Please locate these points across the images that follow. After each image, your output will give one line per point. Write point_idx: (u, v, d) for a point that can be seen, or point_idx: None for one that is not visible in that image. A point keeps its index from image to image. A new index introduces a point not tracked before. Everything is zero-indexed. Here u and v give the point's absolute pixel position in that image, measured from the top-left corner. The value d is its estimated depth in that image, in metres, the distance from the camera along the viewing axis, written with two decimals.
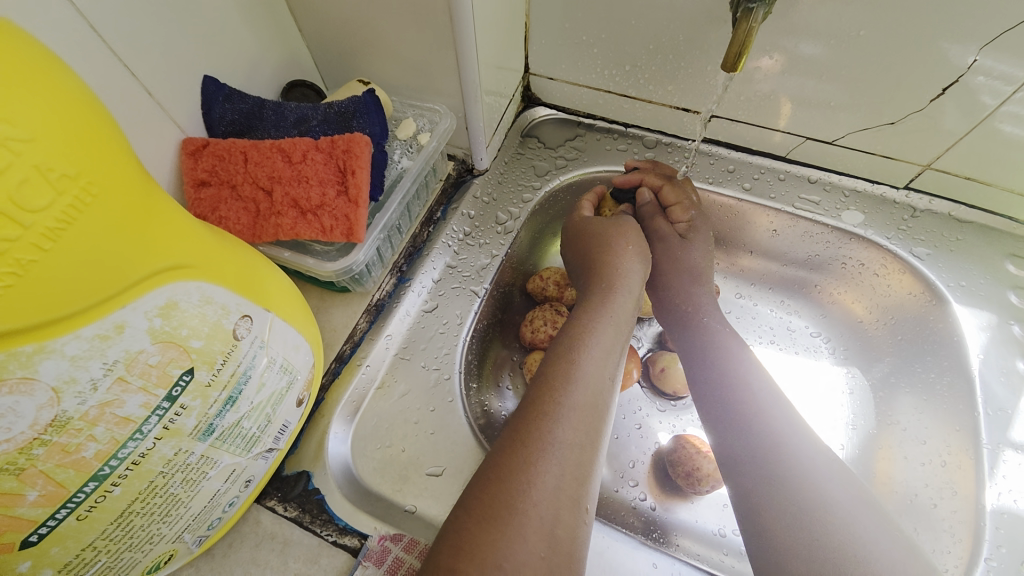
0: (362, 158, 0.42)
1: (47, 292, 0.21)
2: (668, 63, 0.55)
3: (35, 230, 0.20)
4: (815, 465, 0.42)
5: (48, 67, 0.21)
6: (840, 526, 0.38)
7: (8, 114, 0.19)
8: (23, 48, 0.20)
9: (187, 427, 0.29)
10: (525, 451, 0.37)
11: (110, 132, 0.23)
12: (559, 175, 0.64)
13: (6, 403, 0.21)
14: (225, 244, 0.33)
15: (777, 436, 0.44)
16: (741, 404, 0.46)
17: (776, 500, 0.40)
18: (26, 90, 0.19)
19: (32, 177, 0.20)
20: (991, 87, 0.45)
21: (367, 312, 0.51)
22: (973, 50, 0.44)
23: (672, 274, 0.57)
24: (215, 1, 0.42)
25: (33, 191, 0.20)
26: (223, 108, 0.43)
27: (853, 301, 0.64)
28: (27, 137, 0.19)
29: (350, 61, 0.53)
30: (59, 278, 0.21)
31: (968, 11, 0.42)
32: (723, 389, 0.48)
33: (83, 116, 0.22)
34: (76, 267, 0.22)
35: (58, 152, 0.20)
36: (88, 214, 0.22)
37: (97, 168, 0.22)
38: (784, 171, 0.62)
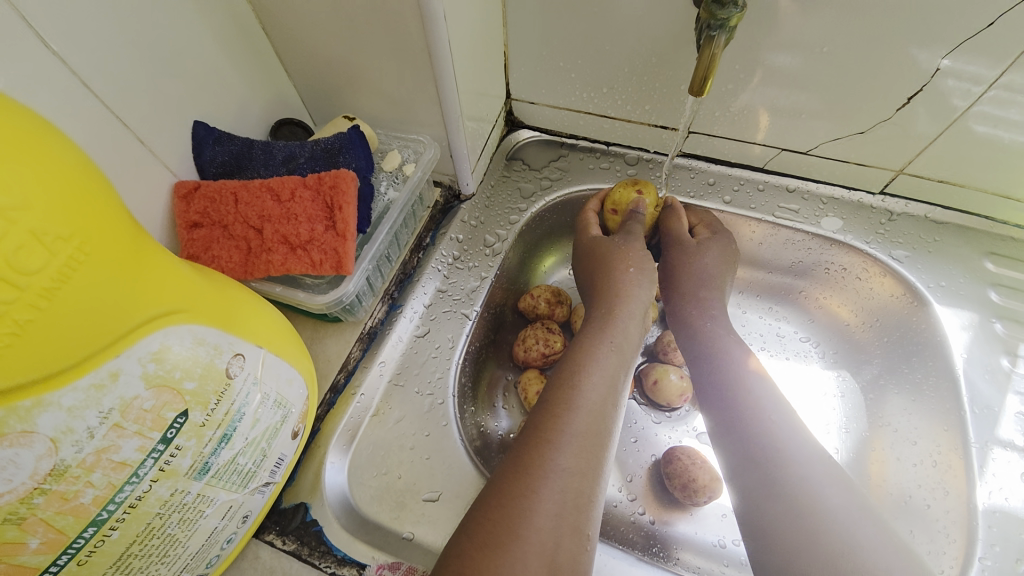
0: (349, 194, 0.43)
1: (43, 348, 0.22)
2: (644, 83, 0.58)
3: (31, 291, 0.21)
4: (809, 470, 0.42)
5: (41, 136, 0.22)
6: (833, 535, 0.38)
7: (5, 184, 0.20)
8: (18, 122, 0.21)
9: (183, 467, 0.30)
10: (528, 478, 0.38)
11: (101, 191, 0.24)
12: (545, 196, 0.66)
13: (6, 455, 0.22)
14: (214, 285, 0.34)
15: (778, 441, 0.44)
16: (744, 412, 0.47)
17: (775, 509, 0.41)
18: (18, 161, 0.20)
19: (32, 242, 0.21)
20: (961, 89, 0.47)
21: (360, 340, 0.52)
22: (941, 55, 0.45)
23: (682, 282, 0.58)
24: (202, 49, 0.44)
25: (29, 255, 0.20)
26: (213, 150, 0.45)
27: (839, 306, 0.65)
28: (21, 205, 0.20)
29: (336, 97, 0.54)
30: (55, 334, 0.22)
31: (926, 21, 0.44)
32: (726, 398, 0.49)
33: (75, 180, 0.23)
34: (70, 323, 0.23)
35: (53, 216, 0.21)
36: (81, 272, 0.23)
37: (90, 228, 0.23)
38: (763, 182, 0.63)
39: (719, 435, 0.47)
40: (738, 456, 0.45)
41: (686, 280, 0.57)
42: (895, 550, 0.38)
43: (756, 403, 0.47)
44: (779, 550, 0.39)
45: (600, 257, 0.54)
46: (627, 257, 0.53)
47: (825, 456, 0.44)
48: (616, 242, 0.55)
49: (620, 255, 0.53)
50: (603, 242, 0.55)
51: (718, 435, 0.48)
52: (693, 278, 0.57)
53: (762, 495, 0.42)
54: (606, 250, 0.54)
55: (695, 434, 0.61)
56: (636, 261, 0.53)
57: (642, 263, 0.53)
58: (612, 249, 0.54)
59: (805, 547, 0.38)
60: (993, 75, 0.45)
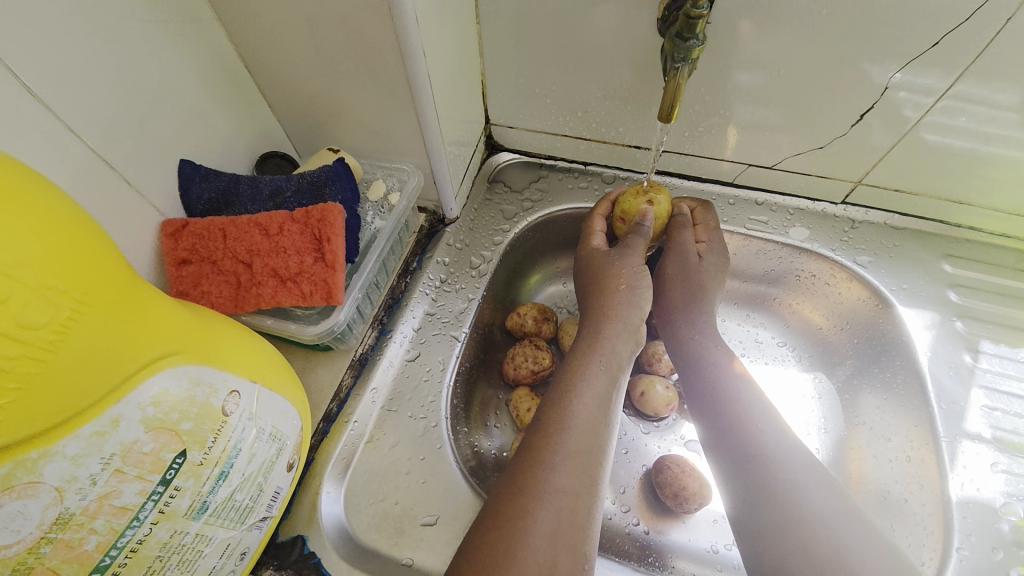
0: (337, 226, 0.44)
1: (50, 400, 0.22)
2: (616, 107, 0.60)
3: (37, 344, 0.21)
4: (799, 479, 0.44)
5: (37, 194, 0.22)
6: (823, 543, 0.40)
7: (8, 245, 0.20)
8: (13, 183, 0.22)
9: (182, 508, 0.30)
10: (522, 499, 0.38)
11: (99, 241, 0.25)
12: (527, 216, 0.68)
13: (14, 507, 0.22)
14: (208, 325, 0.34)
15: (769, 453, 0.46)
16: (736, 424, 0.48)
17: (768, 520, 0.42)
18: (18, 221, 0.21)
19: (36, 298, 0.21)
20: (914, 101, 0.51)
21: (351, 368, 0.53)
22: (893, 69, 0.49)
23: (675, 295, 0.58)
24: (188, 90, 0.45)
25: (34, 310, 0.21)
26: (200, 188, 0.45)
27: (811, 311, 0.68)
28: (22, 262, 0.21)
29: (319, 130, 0.56)
30: (61, 386, 0.23)
31: (876, 39, 0.47)
32: (716, 407, 0.50)
33: (74, 234, 0.23)
34: (75, 373, 0.23)
35: (54, 270, 0.22)
36: (85, 322, 0.23)
37: (89, 279, 0.24)
38: (733, 196, 0.67)
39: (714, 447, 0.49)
40: (731, 468, 0.46)
41: (678, 294, 0.58)
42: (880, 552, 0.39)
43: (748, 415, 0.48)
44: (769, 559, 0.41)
45: (593, 271, 0.55)
46: (620, 274, 0.53)
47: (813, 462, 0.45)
48: (609, 258, 0.54)
49: (613, 269, 0.53)
50: (599, 255, 0.55)
51: (710, 445, 0.49)
52: (684, 295, 0.58)
53: (756, 506, 0.43)
54: (601, 265, 0.54)
55: (683, 442, 0.63)
56: (626, 277, 0.52)
57: (642, 279, 0.53)
58: (605, 264, 0.54)
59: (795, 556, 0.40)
60: (943, 86, 0.49)
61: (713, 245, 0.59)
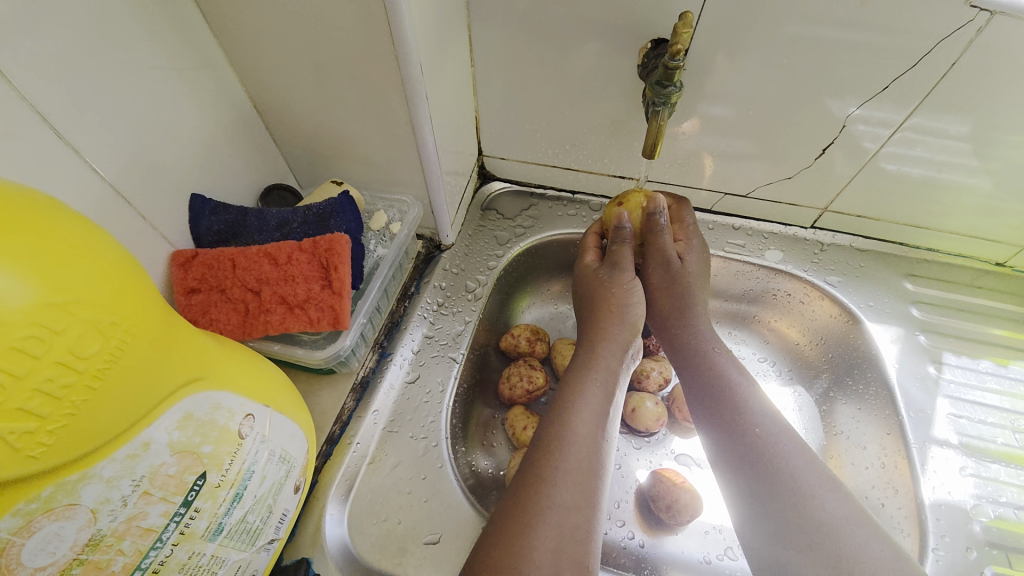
0: (343, 255, 0.46)
1: (94, 425, 0.24)
2: (601, 140, 0.65)
3: (87, 373, 0.23)
4: (815, 500, 0.42)
5: (91, 234, 0.24)
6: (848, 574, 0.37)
7: (69, 281, 0.22)
8: (71, 224, 0.23)
9: (200, 529, 0.31)
10: (524, 516, 0.40)
11: (141, 276, 0.27)
12: (519, 241, 0.71)
13: (51, 529, 0.23)
14: (227, 352, 0.36)
15: (783, 470, 0.43)
16: (746, 442, 0.45)
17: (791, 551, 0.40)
18: (79, 260, 0.23)
19: (89, 332, 0.23)
20: (872, 132, 0.55)
21: (353, 391, 0.55)
22: (852, 103, 0.53)
23: (663, 302, 0.56)
24: (200, 128, 0.48)
25: (87, 341, 0.23)
26: (210, 220, 0.48)
27: (788, 327, 0.72)
28: (81, 297, 0.22)
29: (322, 163, 0.58)
30: (104, 412, 0.24)
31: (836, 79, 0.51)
32: (724, 423, 0.47)
33: (123, 271, 0.25)
34: (117, 400, 0.25)
35: (106, 304, 0.24)
36: (128, 352, 0.25)
37: (134, 312, 0.25)
38: (712, 222, 0.71)
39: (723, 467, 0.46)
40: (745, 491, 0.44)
41: (667, 300, 0.56)
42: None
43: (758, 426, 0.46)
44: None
45: (588, 291, 0.56)
46: (613, 292, 0.54)
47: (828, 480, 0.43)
48: (601, 275, 0.55)
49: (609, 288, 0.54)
50: (594, 273, 0.57)
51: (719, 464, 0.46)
52: (674, 301, 0.55)
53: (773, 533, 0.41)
54: (595, 284, 0.55)
55: (673, 456, 0.66)
56: (620, 296, 0.53)
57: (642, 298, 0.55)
58: (598, 283, 0.55)
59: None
60: (900, 117, 0.53)
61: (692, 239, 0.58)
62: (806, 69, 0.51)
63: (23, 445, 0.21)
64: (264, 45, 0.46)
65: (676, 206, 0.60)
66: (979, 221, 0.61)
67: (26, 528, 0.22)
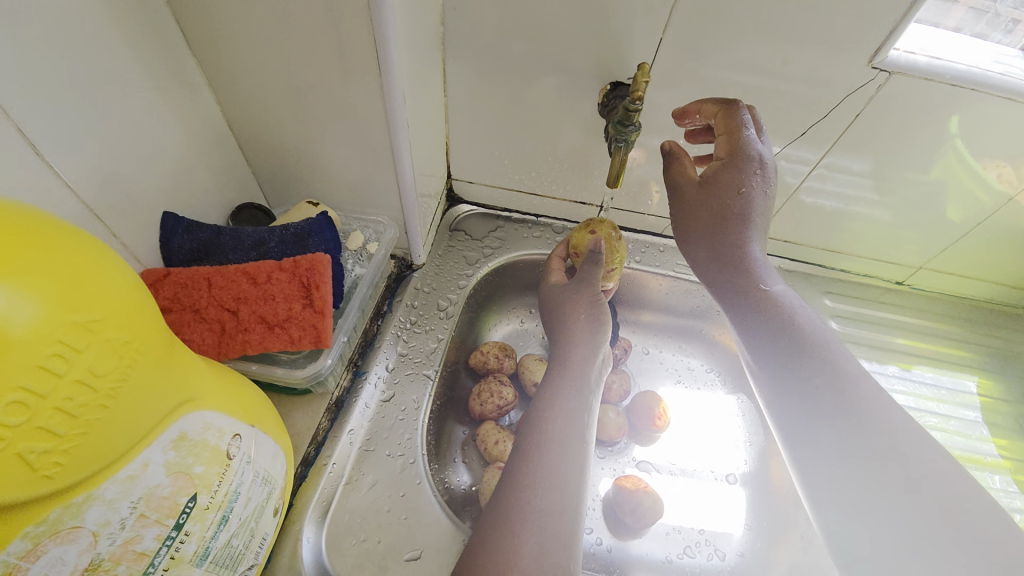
0: (324, 274, 0.47)
1: (104, 444, 0.24)
2: (564, 168, 0.70)
3: (101, 391, 0.24)
4: (915, 473, 0.41)
5: (106, 259, 0.25)
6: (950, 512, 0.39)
7: (90, 301, 0.23)
8: (89, 248, 0.25)
9: (188, 554, 0.30)
10: (508, 522, 0.41)
11: (150, 297, 0.28)
12: (487, 262, 0.74)
13: (55, 553, 0.24)
14: (220, 376, 0.36)
15: (876, 447, 0.42)
16: (836, 416, 0.44)
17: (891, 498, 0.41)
18: (97, 281, 0.24)
19: (104, 349, 0.24)
20: (792, 169, 0.64)
21: (327, 411, 0.55)
22: (776, 144, 0.61)
23: (694, 232, 0.51)
24: (172, 146, 0.47)
25: (102, 359, 0.23)
26: (182, 238, 0.47)
27: (731, 340, 0.79)
28: (98, 317, 0.24)
29: (294, 183, 0.59)
30: (114, 431, 0.25)
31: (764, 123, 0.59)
32: (821, 403, 0.45)
33: (135, 292, 0.26)
34: (127, 419, 0.25)
35: (122, 323, 0.25)
36: (138, 371, 0.26)
37: (145, 331, 0.26)
38: (662, 245, 0.78)
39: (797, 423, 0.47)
40: (827, 446, 0.44)
41: (699, 231, 0.51)
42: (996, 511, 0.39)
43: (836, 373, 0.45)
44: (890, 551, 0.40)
45: (557, 306, 0.60)
46: (578, 305, 0.57)
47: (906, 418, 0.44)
48: (567, 291, 0.60)
49: (574, 300, 0.58)
50: (561, 289, 0.61)
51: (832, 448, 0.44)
52: (710, 227, 0.50)
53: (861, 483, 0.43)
54: (563, 299, 0.60)
55: (635, 463, 0.70)
56: (584, 307, 0.57)
57: (598, 308, 0.57)
58: (566, 297, 0.59)
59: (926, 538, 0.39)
60: (815, 157, 0.62)
61: (761, 150, 0.48)
62: None
63: (39, 466, 0.22)
64: (244, 69, 0.47)
65: (728, 114, 0.49)
66: (882, 246, 0.72)
67: (33, 551, 0.23)
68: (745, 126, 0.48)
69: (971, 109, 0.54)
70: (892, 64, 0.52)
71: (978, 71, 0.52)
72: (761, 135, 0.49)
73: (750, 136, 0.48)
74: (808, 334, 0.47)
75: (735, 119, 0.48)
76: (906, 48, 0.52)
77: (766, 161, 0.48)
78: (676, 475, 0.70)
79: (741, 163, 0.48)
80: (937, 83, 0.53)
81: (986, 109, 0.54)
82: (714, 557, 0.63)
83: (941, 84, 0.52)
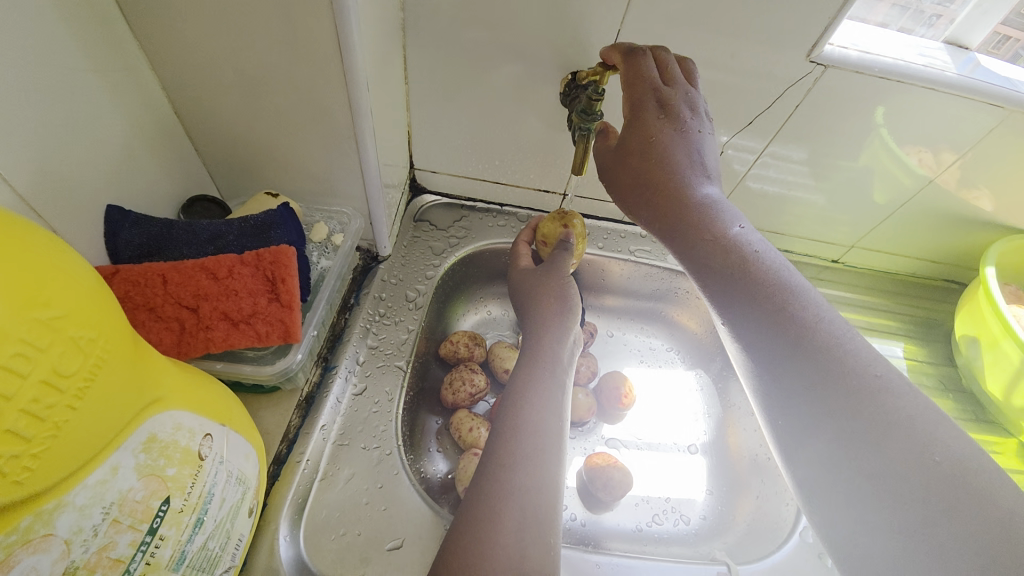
0: (290, 267, 0.46)
1: (73, 448, 0.23)
2: (527, 158, 0.71)
3: (69, 392, 0.23)
4: (917, 429, 0.33)
5: (64, 253, 0.24)
6: (920, 468, 0.32)
7: (52, 297, 0.22)
8: (45, 242, 0.23)
9: (164, 559, 0.29)
10: (489, 501, 0.43)
11: (109, 293, 0.27)
12: (453, 252, 0.74)
13: (28, 564, 0.22)
14: (187, 375, 0.35)
15: (867, 403, 0.35)
16: (813, 384, 0.37)
17: (846, 446, 0.35)
18: (58, 277, 0.23)
19: (69, 349, 0.22)
20: (739, 158, 0.68)
21: (297, 408, 0.53)
22: (726, 133, 0.65)
23: (628, 193, 0.51)
24: (114, 136, 0.44)
25: (68, 358, 0.22)
26: (130, 233, 0.44)
27: (689, 319, 0.83)
28: (61, 313, 0.22)
29: (249, 175, 0.56)
30: (81, 433, 0.24)
31: (717, 113, 0.63)
32: (794, 360, 0.39)
33: (96, 288, 0.25)
34: (96, 420, 0.24)
35: (86, 320, 0.24)
36: (105, 370, 0.25)
37: (111, 331, 0.25)
38: (623, 231, 0.81)
39: (757, 382, 0.41)
40: (784, 399, 0.39)
41: (631, 189, 0.50)
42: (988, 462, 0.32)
43: (788, 313, 0.40)
44: (856, 503, 0.35)
45: (528, 289, 0.62)
46: (548, 288, 0.60)
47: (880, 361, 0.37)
48: (536, 275, 0.62)
49: (542, 286, 0.61)
50: (530, 273, 0.64)
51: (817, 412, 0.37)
52: (638, 180, 0.49)
53: (816, 432, 0.37)
54: (533, 282, 0.62)
55: (604, 441, 0.73)
56: (556, 291, 0.59)
57: (569, 300, 0.59)
58: (537, 280, 0.62)
59: (882, 482, 0.33)
60: (761, 146, 0.66)
61: (666, 91, 0.47)
62: None
63: (10, 471, 0.21)
64: (192, 52, 0.44)
65: (628, 63, 0.48)
66: (820, 227, 0.79)
67: (5, 562, 0.21)
68: (642, 74, 0.47)
69: (895, 100, 0.60)
70: (827, 58, 0.56)
71: (903, 64, 0.57)
72: (671, 78, 0.47)
73: (651, 79, 0.47)
74: (765, 276, 0.42)
75: (632, 69, 0.48)
76: (839, 44, 0.57)
77: (670, 104, 0.47)
78: (643, 448, 0.73)
79: (640, 112, 0.47)
80: (867, 75, 0.57)
81: (907, 99, 0.60)
82: (680, 522, 0.67)
83: (871, 76, 0.57)
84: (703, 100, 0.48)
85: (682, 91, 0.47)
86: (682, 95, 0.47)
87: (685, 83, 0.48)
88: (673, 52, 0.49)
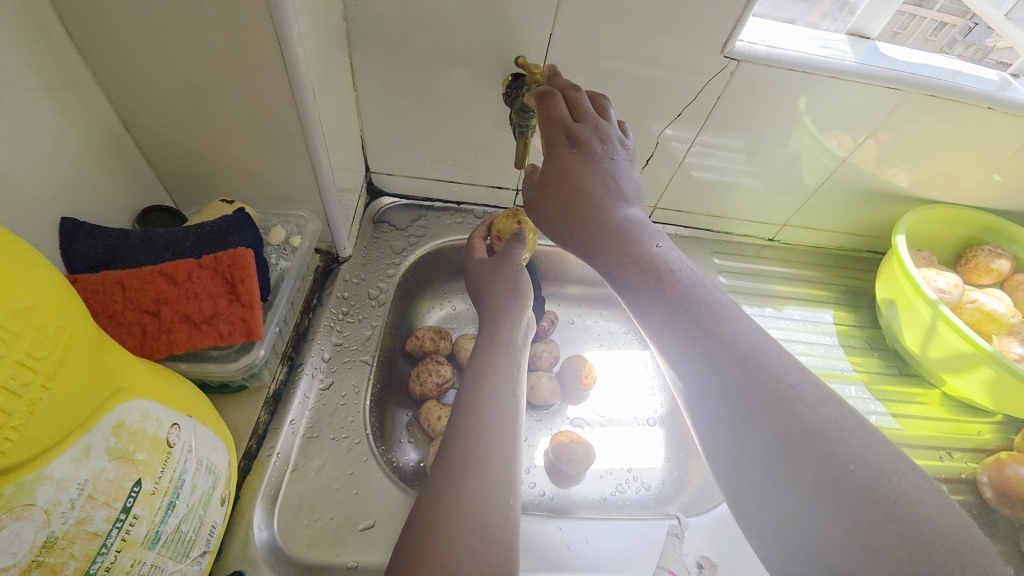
0: (249, 268, 0.48)
1: (46, 426, 0.26)
2: (479, 156, 0.75)
3: (40, 373, 0.25)
4: (820, 421, 0.37)
5: (32, 256, 0.27)
6: (815, 431, 0.37)
7: (21, 290, 0.25)
8: (15, 244, 0.26)
9: (139, 537, 0.31)
10: (452, 472, 0.46)
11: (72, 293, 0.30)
12: (413, 250, 0.77)
13: (12, 530, 0.24)
14: (154, 372, 0.37)
15: (782, 407, 0.38)
16: (749, 405, 0.39)
17: (751, 435, 0.39)
18: (27, 274, 0.26)
19: (36, 336, 0.25)
20: (673, 148, 0.74)
21: (265, 405, 0.55)
22: (659, 125, 0.70)
23: (554, 223, 0.52)
24: (64, 150, 0.46)
25: (37, 345, 0.25)
26: (85, 243, 0.45)
27: None
28: (31, 305, 0.25)
29: (204, 184, 0.58)
30: (52, 414, 0.26)
31: (649, 106, 0.68)
32: (724, 389, 0.40)
33: (60, 287, 0.28)
34: (64, 403, 0.27)
35: (52, 313, 0.27)
36: (69, 360, 0.28)
37: (73, 324, 0.28)
38: None
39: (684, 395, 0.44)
40: (720, 416, 0.41)
41: (556, 217, 0.51)
42: (860, 437, 0.37)
43: (708, 326, 0.42)
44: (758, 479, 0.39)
45: (484, 279, 0.66)
46: (505, 278, 0.64)
47: (784, 359, 0.41)
48: (492, 265, 0.66)
49: (501, 278, 0.64)
50: (483, 263, 0.68)
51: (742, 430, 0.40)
52: (561, 208, 0.50)
53: (730, 424, 0.40)
54: (487, 272, 0.66)
55: (569, 421, 0.77)
56: (513, 277, 0.63)
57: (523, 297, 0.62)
58: (491, 270, 0.65)
59: (776, 455, 0.38)
60: (691, 135, 0.72)
61: (575, 127, 0.50)
62: (627, 102, 0.68)
63: None
64: (138, 68, 0.46)
65: (542, 104, 0.52)
66: (757, 209, 0.85)
67: None
68: (555, 112, 0.51)
69: (803, 88, 0.66)
70: (739, 54, 0.62)
71: (806, 56, 0.64)
72: (581, 114, 0.51)
73: (561, 117, 0.50)
74: (683, 290, 0.44)
75: (547, 108, 0.52)
76: (748, 40, 0.63)
77: (581, 137, 0.50)
78: (606, 425, 0.78)
79: (554, 148, 0.50)
80: (775, 67, 0.64)
81: (814, 88, 0.66)
82: (641, 490, 0.72)
83: (779, 68, 0.64)
84: (614, 130, 0.51)
85: (592, 124, 0.50)
86: (592, 129, 0.50)
87: (595, 117, 0.51)
88: (583, 90, 0.53)
